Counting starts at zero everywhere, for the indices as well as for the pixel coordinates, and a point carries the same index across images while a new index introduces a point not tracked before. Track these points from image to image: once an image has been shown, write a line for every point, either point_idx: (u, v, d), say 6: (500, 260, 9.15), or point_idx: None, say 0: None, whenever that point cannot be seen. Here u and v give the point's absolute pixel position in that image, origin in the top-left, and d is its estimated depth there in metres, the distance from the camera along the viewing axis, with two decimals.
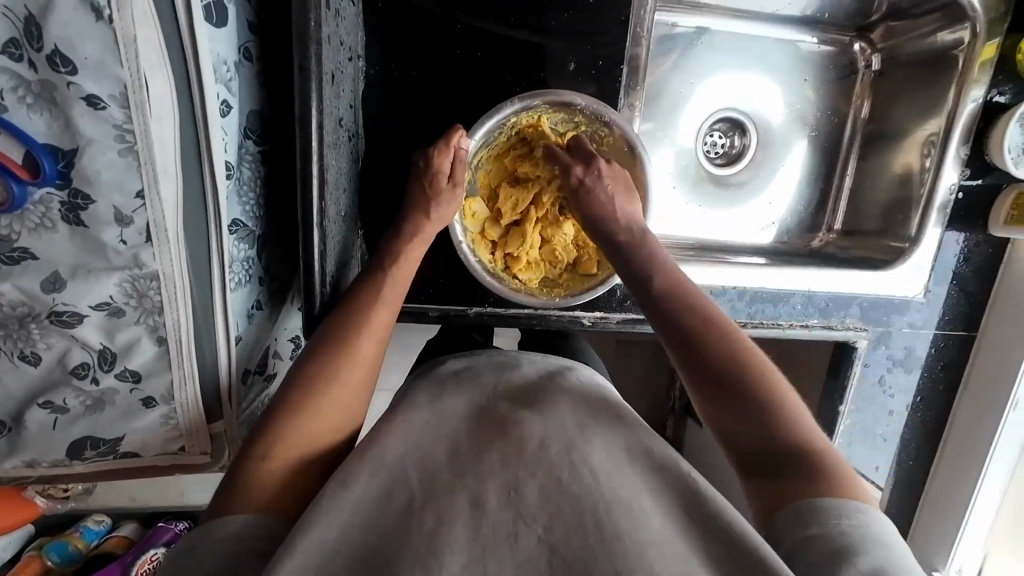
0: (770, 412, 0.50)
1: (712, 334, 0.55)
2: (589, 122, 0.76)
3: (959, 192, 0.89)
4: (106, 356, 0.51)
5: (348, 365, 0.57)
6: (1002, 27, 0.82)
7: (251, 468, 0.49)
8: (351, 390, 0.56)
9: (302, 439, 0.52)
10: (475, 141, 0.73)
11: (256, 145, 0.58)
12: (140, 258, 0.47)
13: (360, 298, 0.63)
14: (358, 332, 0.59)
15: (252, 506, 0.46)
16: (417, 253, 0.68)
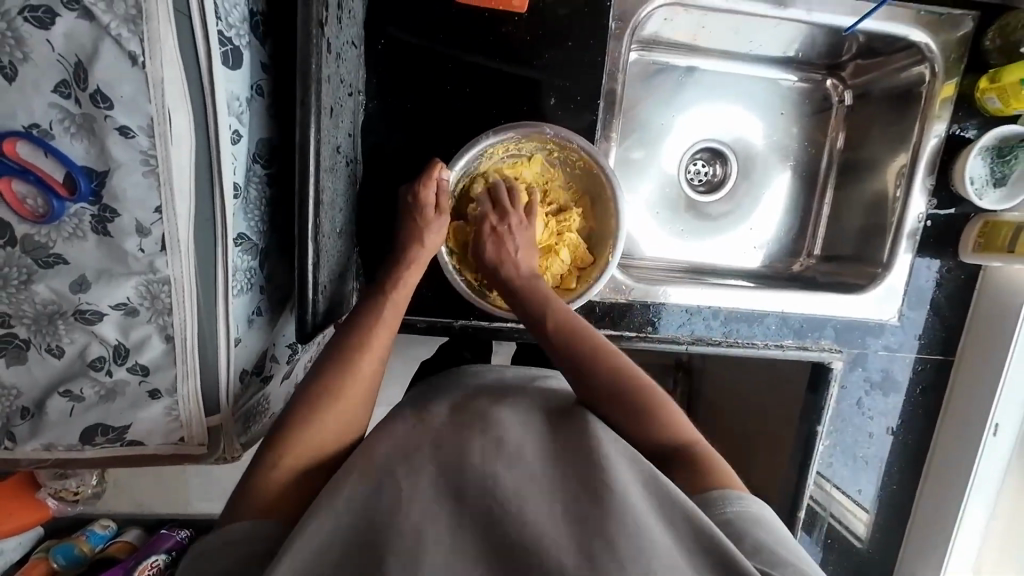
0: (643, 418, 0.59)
1: (592, 360, 0.63)
2: (560, 147, 0.83)
3: (927, 220, 0.93)
4: (120, 350, 0.57)
5: (349, 383, 0.63)
6: (959, 69, 0.88)
7: (259, 477, 0.54)
8: (351, 405, 0.62)
9: (305, 448, 0.58)
10: (454, 172, 0.80)
11: (263, 168, 0.66)
12: (155, 264, 0.54)
13: (360, 321, 0.69)
14: (360, 354, 0.65)
15: (258, 511, 0.52)
16: (411, 281, 0.74)
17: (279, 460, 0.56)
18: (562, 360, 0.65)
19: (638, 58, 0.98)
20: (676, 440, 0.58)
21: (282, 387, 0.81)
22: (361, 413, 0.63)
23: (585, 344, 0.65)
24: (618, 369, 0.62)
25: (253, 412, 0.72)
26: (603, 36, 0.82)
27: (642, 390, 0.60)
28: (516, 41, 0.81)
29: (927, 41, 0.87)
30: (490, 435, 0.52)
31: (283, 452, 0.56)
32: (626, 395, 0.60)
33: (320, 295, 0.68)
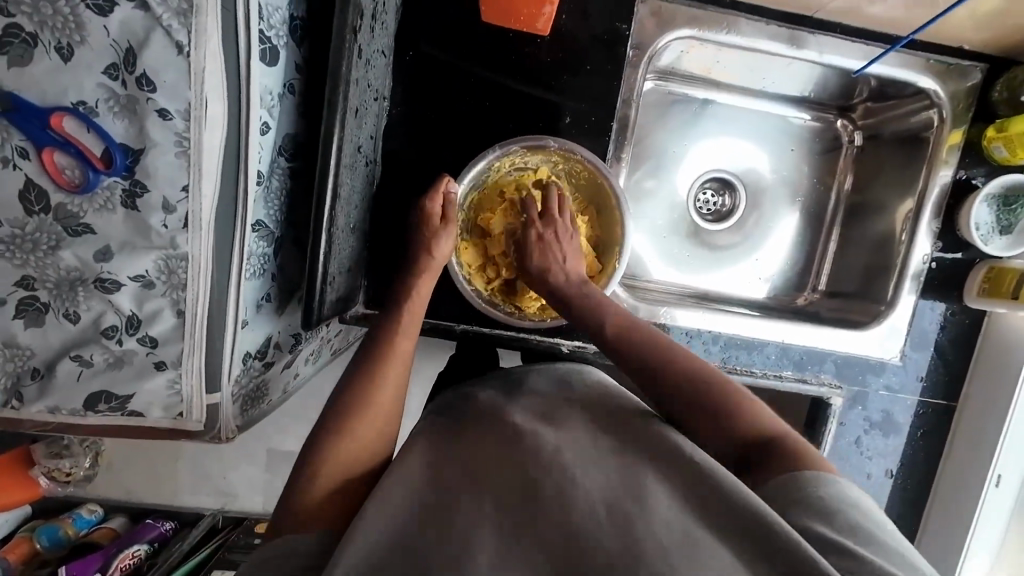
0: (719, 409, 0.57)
1: (654, 354, 0.64)
2: (562, 158, 0.86)
3: (932, 262, 0.93)
4: (132, 321, 0.59)
5: (377, 391, 0.66)
6: (968, 116, 0.90)
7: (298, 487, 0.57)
8: (382, 416, 0.65)
9: (342, 459, 0.60)
10: (461, 186, 0.83)
11: (287, 161, 0.70)
12: (176, 241, 0.57)
13: (384, 331, 0.74)
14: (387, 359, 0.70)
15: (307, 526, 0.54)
16: (426, 289, 0.78)
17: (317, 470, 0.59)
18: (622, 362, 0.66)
19: (653, 87, 1.01)
20: (762, 431, 0.55)
21: (280, 374, 0.83)
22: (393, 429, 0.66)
23: (643, 342, 0.66)
24: (681, 361, 0.62)
25: (247, 394, 0.74)
26: (621, 63, 0.86)
27: (710, 380, 0.60)
28: (536, 62, 0.85)
29: (936, 87, 0.89)
30: None
31: (319, 463, 0.59)
32: (694, 387, 0.59)
33: (328, 287, 0.70)
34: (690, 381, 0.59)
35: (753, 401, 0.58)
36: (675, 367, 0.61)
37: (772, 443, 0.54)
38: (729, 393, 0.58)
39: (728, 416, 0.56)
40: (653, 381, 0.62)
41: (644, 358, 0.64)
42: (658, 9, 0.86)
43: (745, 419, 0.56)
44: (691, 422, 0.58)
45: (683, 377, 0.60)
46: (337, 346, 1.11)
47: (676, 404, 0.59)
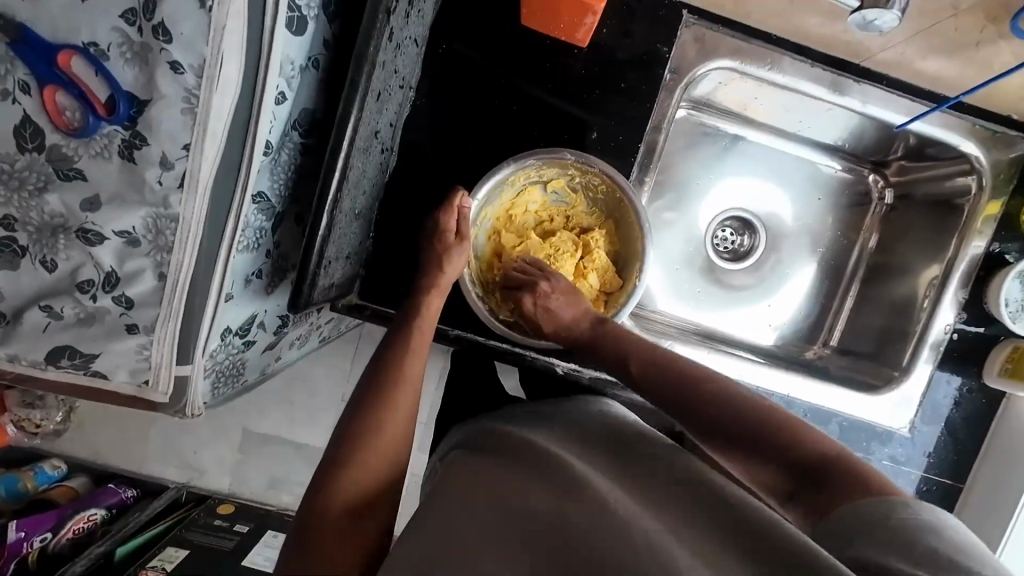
0: (769, 441, 0.57)
1: (687, 388, 0.64)
2: (579, 172, 0.82)
3: (954, 333, 0.89)
4: (110, 278, 0.56)
5: (387, 413, 0.65)
6: (1007, 189, 0.86)
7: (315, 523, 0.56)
8: (392, 440, 0.64)
9: (353, 487, 0.59)
10: (475, 201, 0.80)
11: (299, 136, 0.67)
12: (168, 200, 0.54)
13: (392, 348, 0.72)
14: (401, 384, 0.67)
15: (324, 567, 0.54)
16: (438, 304, 0.77)
17: (330, 504, 0.58)
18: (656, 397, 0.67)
19: (686, 116, 0.98)
20: (820, 456, 0.54)
21: (259, 354, 0.80)
22: (402, 462, 0.64)
23: (676, 372, 0.67)
24: (720, 396, 0.62)
25: (220, 371, 0.70)
26: (657, 85, 0.83)
27: (754, 412, 0.60)
28: (570, 72, 0.83)
29: (978, 153, 0.85)
30: None
31: (333, 495, 0.58)
32: (739, 422, 0.59)
33: (323, 271, 0.66)
34: (729, 410, 0.60)
35: (805, 426, 0.57)
36: (715, 405, 0.62)
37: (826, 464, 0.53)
38: (777, 422, 0.58)
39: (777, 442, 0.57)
40: (693, 413, 0.63)
41: (678, 389, 0.65)
42: (702, 37, 0.81)
43: (796, 443, 0.56)
44: (738, 453, 0.59)
45: (728, 414, 0.60)
46: (327, 333, 1.07)
47: (718, 436, 0.60)
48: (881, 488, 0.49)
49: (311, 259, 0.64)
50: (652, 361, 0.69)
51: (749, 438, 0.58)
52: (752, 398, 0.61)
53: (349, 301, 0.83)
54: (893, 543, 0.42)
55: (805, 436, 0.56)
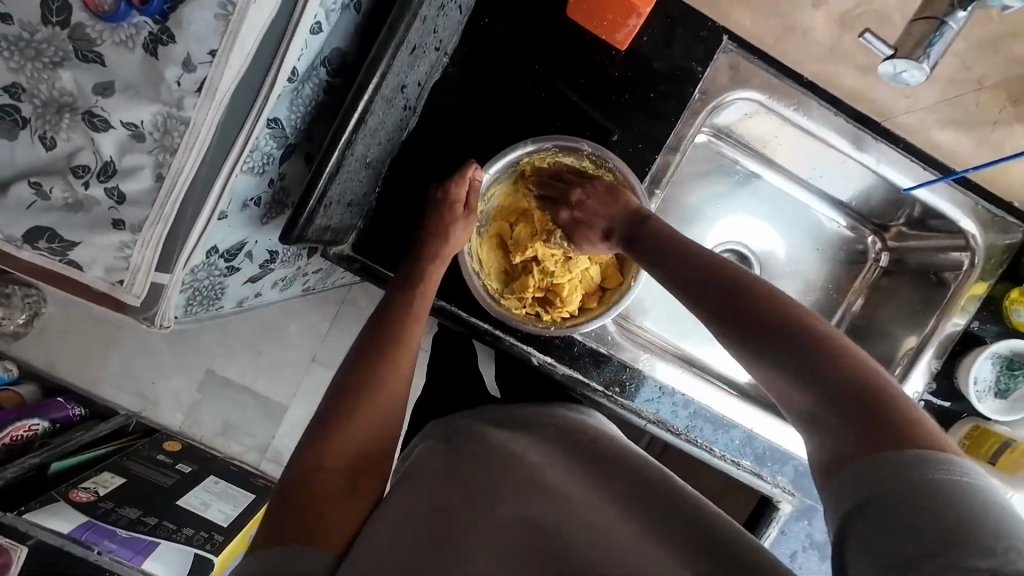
0: (806, 360, 0.52)
1: (728, 296, 0.60)
2: (593, 166, 0.85)
3: (921, 401, 0.89)
4: (107, 169, 0.55)
5: (385, 378, 0.67)
6: (996, 273, 0.87)
7: (306, 480, 0.58)
8: (386, 403, 0.66)
9: (345, 444, 0.61)
10: (486, 175, 0.82)
11: (326, 73, 0.67)
12: (183, 102, 0.53)
13: (391, 315, 0.74)
14: (402, 346, 0.71)
15: (320, 532, 0.55)
16: (437, 274, 0.78)
17: (325, 461, 0.60)
18: (700, 303, 0.63)
19: (706, 142, 0.99)
20: (863, 388, 0.48)
21: (239, 284, 0.79)
22: (392, 434, 0.67)
23: (737, 288, 0.60)
24: (761, 307, 0.57)
25: (196, 287, 0.69)
26: (684, 102, 0.84)
27: (794, 325, 0.55)
28: (603, 72, 0.84)
29: (975, 232, 0.87)
30: None
31: (326, 453, 0.60)
32: (778, 335, 0.55)
33: (322, 210, 0.66)
34: (788, 334, 0.54)
35: (853, 351, 0.51)
36: (754, 312, 0.57)
37: (875, 405, 0.47)
38: (817, 341, 0.53)
39: (826, 374, 0.50)
40: (746, 329, 0.57)
41: (734, 303, 0.59)
42: (737, 64, 0.83)
43: (854, 381, 0.49)
44: (773, 369, 0.54)
45: (769, 326, 0.56)
46: (312, 284, 1.06)
47: (765, 354, 0.55)
48: (934, 446, 0.43)
49: (312, 194, 0.63)
50: (700, 268, 0.65)
51: (784, 352, 0.53)
52: (818, 326, 0.54)
53: (342, 251, 0.82)
54: (907, 512, 0.39)
55: (849, 359, 0.51)
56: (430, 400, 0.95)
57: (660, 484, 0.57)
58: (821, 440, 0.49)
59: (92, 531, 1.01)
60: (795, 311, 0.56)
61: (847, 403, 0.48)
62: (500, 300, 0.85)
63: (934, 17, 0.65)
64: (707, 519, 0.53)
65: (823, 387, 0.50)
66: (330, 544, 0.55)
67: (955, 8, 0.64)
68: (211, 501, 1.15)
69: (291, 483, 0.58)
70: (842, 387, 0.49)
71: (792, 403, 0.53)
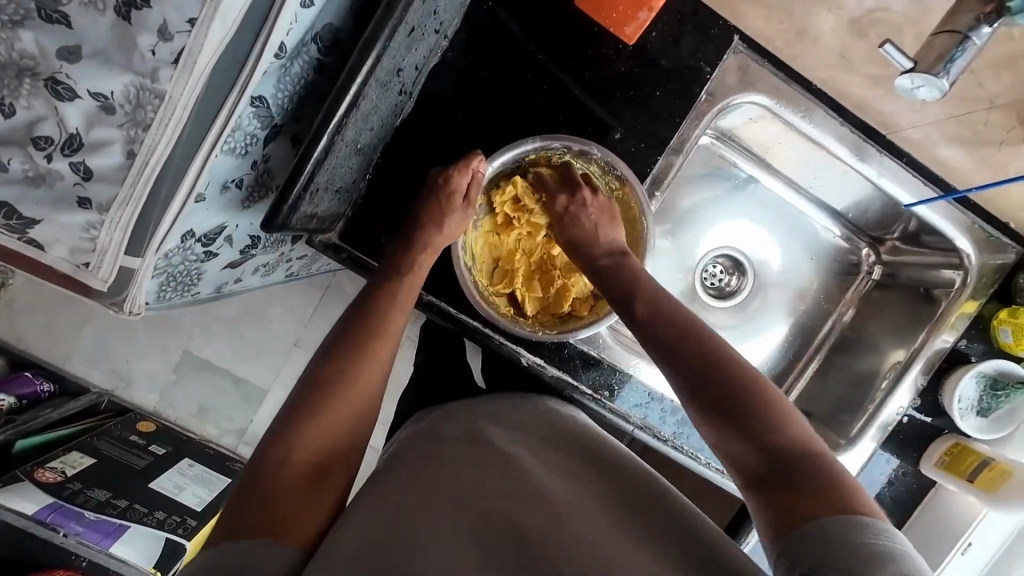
0: (751, 415, 0.55)
1: (684, 340, 0.62)
2: (602, 170, 0.82)
3: (905, 416, 0.89)
4: (73, 142, 0.51)
5: (361, 369, 0.64)
6: (987, 292, 0.87)
7: (270, 474, 0.55)
8: (363, 395, 0.63)
9: (316, 439, 0.58)
10: (490, 169, 0.77)
11: (317, 51, 0.63)
12: (158, 74, 0.49)
13: (373, 303, 0.70)
14: (384, 336, 0.68)
15: (282, 526, 0.52)
16: (426, 265, 0.75)
17: (293, 453, 0.57)
18: (655, 343, 0.64)
19: (708, 145, 0.97)
20: (803, 450, 0.53)
21: (218, 269, 0.75)
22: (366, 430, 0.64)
23: (688, 332, 0.62)
24: (716, 357, 0.59)
25: (168, 271, 0.65)
26: (690, 103, 0.82)
27: (741, 377, 0.57)
28: (608, 67, 0.81)
29: (969, 251, 0.87)
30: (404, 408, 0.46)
31: (296, 449, 0.57)
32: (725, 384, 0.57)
33: (308, 197, 0.62)
34: (733, 390, 0.57)
35: (789, 408, 0.56)
36: (709, 362, 0.59)
37: (808, 463, 0.51)
38: (762, 395, 0.56)
39: (767, 430, 0.54)
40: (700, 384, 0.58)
41: (687, 355, 0.60)
42: (745, 67, 0.81)
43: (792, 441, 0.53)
44: (721, 424, 0.56)
45: (719, 378, 0.58)
46: (295, 270, 1.02)
47: (715, 412, 0.57)
48: (856, 507, 0.47)
49: (296, 180, 0.59)
50: (659, 310, 0.66)
51: (733, 406, 0.56)
52: (756, 380, 0.57)
53: (328, 240, 0.78)
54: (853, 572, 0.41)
55: (786, 417, 0.55)
56: (413, 394, 0.93)
57: (649, 498, 0.55)
58: (762, 496, 0.52)
59: (59, 513, 0.97)
60: (740, 363, 0.59)
61: (788, 465, 0.52)
62: (488, 296, 0.82)
63: (958, 30, 0.63)
64: (703, 538, 0.51)
65: (766, 445, 0.53)
66: (300, 539, 0.52)
67: (979, 23, 0.63)
68: (186, 484, 1.11)
69: (255, 478, 0.55)
70: (783, 449, 0.53)
71: (734, 457, 0.56)
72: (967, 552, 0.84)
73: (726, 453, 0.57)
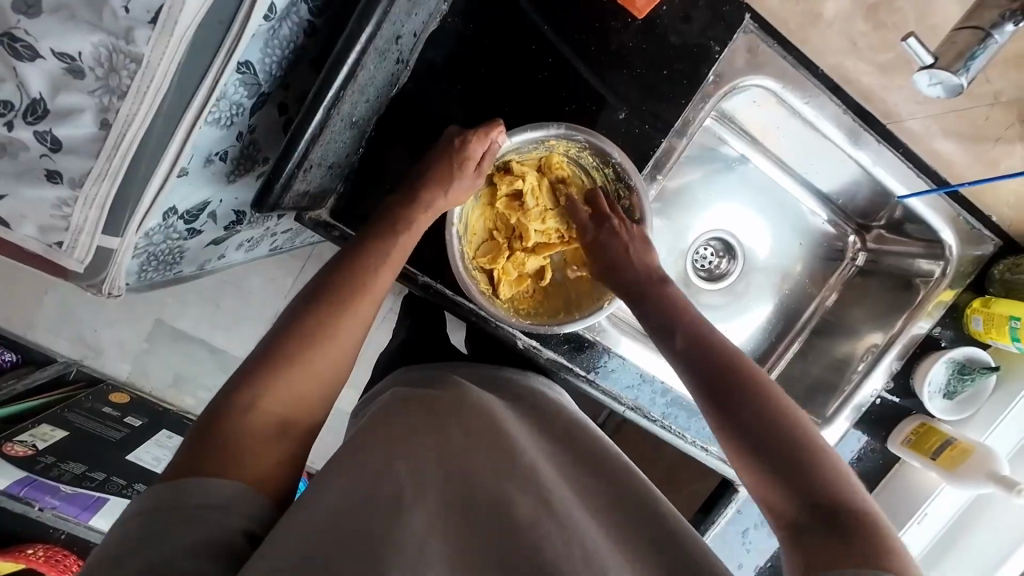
0: (787, 448, 0.54)
1: (727, 369, 0.61)
2: (614, 177, 0.80)
3: (877, 398, 0.94)
4: (36, 108, 0.45)
5: (344, 322, 0.61)
6: (964, 282, 0.90)
7: (229, 427, 0.51)
8: (341, 349, 0.60)
9: (286, 391, 0.55)
10: (510, 142, 0.74)
11: (308, 11, 0.58)
12: (133, 34, 0.44)
13: (354, 258, 0.66)
14: (363, 296, 0.63)
15: (229, 470, 0.48)
16: (423, 225, 0.71)
17: (260, 404, 0.53)
18: (696, 370, 0.63)
19: (710, 126, 0.95)
20: (839, 491, 0.50)
21: (206, 244, 0.71)
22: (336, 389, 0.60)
23: (728, 364, 0.61)
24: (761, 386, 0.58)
25: (155, 252, 0.62)
26: (697, 85, 0.79)
27: (787, 412, 0.56)
28: (616, 42, 0.77)
29: (953, 244, 0.89)
30: None
31: (260, 402, 0.53)
32: (762, 414, 0.56)
33: (302, 174, 0.58)
34: (766, 421, 0.56)
35: (829, 452, 0.54)
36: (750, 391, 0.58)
37: (837, 507, 0.49)
38: (802, 432, 0.55)
39: (802, 470, 0.52)
40: (734, 416, 0.57)
41: (725, 388, 0.59)
42: (754, 48, 0.78)
43: (816, 482, 0.51)
44: (751, 461, 0.55)
45: (757, 409, 0.57)
46: (279, 244, 0.97)
47: (746, 443, 0.56)
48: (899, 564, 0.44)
49: (289, 160, 0.56)
50: (705, 343, 0.65)
51: (766, 437, 0.55)
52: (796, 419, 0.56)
53: (319, 217, 0.75)
54: None
55: (822, 455, 0.53)
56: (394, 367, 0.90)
57: (618, 475, 0.56)
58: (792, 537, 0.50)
59: (33, 487, 0.93)
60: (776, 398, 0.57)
61: (825, 511, 0.49)
62: (471, 271, 0.79)
63: (981, 28, 0.62)
64: (660, 513, 0.51)
65: (804, 484, 0.51)
66: (258, 483, 0.49)
67: (1002, 21, 0.62)
68: (165, 456, 1.08)
69: (212, 430, 0.51)
70: (815, 491, 0.51)
71: (771, 500, 0.54)
72: (922, 521, 0.90)
73: (760, 490, 0.55)
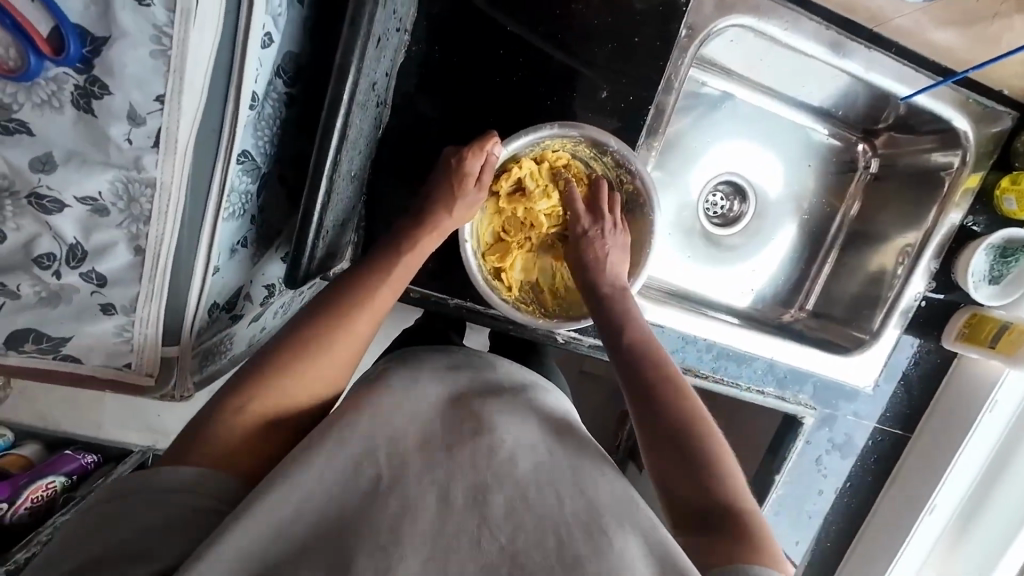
0: (691, 437, 0.56)
1: (653, 367, 0.63)
2: (615, 166, 0.80)
3: (921, 301, 0.94)
4: (76, 252, 0.48)
5: (340, 340, 0.61)
6: (987, 162, 0.88)
7: (212, 425, 0.52)
8: (338, 361, 0.60)
9: (280, 397, 0.56)
10: (507, 150, 0.75)
11: (284, 84, 0.59)
12: (141, 161, 0.46)
13: (349, 287, 0.65)
14: (358, 309, 0.63)
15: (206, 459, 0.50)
16: (429, 244, 0.72)
17: (246, 407, 0.54)
18: (624, 364, 0.65)
19: (692, 75, 0.93)
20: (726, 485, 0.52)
21: (250, 326, 0.75)
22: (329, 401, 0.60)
23: (650, 364, 0.64)
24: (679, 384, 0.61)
25: (215, 349, 0.67)
26: (671, 43, 0.78)
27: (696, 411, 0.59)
28: (580, 23, 0.76)
29: (968, 129, 0.87)
30: (498, 440, 0.51)
31: (252, 403, 0.55)
32: (677, 407, 0.58)
33: (320, 240, 0.61)
34: (676, 417, 0.58)
35: (727, 456, 0.56)
36: (670, 385, 0.61)
37: (728, 521, 0.49)
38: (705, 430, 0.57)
39: (700, 465, 0.54)
40: (650, 407, 0.59)
41: (648, 380, 0.62)
42: None
43: (703, 475, 0.53)
44: (654, 452, 0.56)
45: (672, 401, 0.59)
46: None
47: (654, 432, 0.57)
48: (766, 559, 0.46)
49: (309, 232, 0.58)
50: (636, 339, 0.68)
51: (673, 430, 0.57)
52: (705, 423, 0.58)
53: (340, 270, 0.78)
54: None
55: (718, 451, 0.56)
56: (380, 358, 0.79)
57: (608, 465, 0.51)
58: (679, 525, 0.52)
59: None
60: (686, 401, 0.59)
61: (715, 507, 0.51)
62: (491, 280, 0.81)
63: None
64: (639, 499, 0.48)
65: (702, 477, 0.53)
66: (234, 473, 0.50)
67: None
68: None
69: (207, 419, 0.53)
70: (706, 487, 0.52)
71: (668, 490, 0.54)
72: (994, 409, 0.89)
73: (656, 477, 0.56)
